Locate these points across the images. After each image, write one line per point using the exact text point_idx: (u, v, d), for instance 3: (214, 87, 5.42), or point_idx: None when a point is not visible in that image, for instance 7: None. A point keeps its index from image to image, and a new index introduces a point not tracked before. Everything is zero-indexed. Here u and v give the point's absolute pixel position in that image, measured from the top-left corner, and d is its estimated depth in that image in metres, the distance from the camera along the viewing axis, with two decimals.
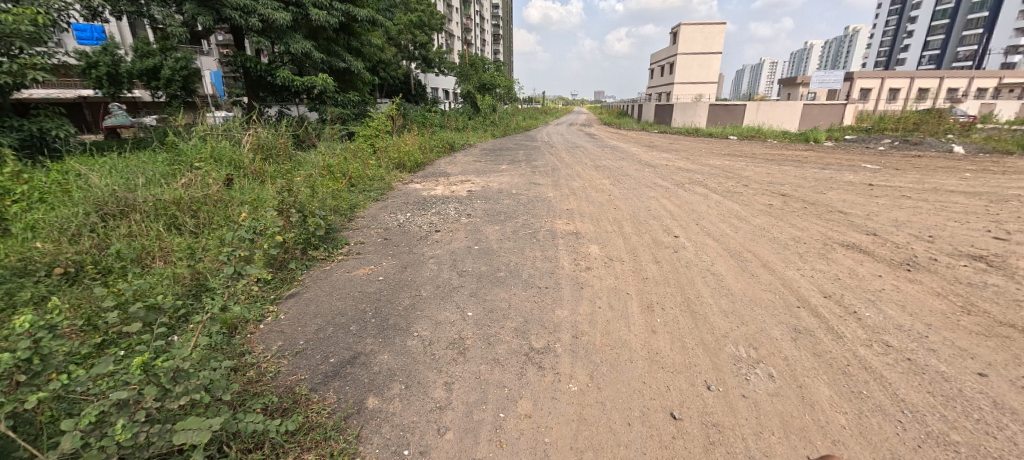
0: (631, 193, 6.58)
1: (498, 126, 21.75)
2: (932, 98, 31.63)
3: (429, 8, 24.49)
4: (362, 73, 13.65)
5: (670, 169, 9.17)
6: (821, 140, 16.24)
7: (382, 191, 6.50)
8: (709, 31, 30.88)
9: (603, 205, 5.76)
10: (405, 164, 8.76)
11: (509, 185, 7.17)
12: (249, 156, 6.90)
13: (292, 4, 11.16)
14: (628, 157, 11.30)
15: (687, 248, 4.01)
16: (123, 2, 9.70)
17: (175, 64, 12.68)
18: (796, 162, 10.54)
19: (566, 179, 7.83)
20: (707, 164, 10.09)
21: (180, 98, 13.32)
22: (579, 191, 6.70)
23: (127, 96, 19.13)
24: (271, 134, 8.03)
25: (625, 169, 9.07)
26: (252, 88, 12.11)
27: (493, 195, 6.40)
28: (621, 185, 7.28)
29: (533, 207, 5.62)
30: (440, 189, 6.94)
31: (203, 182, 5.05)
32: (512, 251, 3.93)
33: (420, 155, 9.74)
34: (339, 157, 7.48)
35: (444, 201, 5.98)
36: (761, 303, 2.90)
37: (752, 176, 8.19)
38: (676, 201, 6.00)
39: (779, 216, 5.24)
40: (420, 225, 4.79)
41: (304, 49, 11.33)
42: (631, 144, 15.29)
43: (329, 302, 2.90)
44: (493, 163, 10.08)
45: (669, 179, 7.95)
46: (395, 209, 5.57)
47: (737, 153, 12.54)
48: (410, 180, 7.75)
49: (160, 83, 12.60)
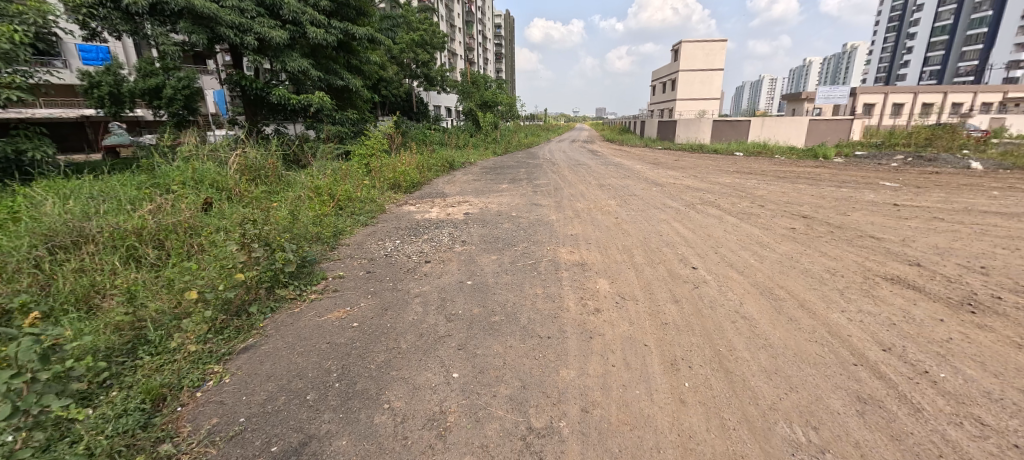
0: (640, 216, 6.13)
1: (500, 144, 21.50)
2: (937, 113, 31.31)
3: (430, 27, 24.55)
4: (361, 91, 13.42)
5: (679, 188, 8.73)
6: (831, 156, 15.82)
7: (372, 215, 6.06)
8: (710, 48, 30.93)
9: (610, 229, 5.31)
10: (400, 184, 8.37)
11: (510, 207, 6.74)
12: (234, 177, 6.52)
13: (289, 22, 11.00)
14: (633, 175, 10.86)
15: (708, 283, 3.52)
16: (116, 21, 9.55)
17: (179, 83, 12.22)
18: (810, 180, 10.09)
19: (570, 199, 7.40)
20: (716, 182, 9.64)
21: (180, 117, 12.98)
22: (583, 213, 6.27)
23: (128, 115, 19.04)
24: (260, 153, 7.67)
25: (632, 189, 8.64)
26: (249, 107, 11.88)
27: (492, 218, 5.96)
28: (628, 206, 6.84)
29: (534, 233, 5.17)
30: (435, 211, 6.52)
31: (173, 207, 4.63)
32: (510, 287, 3.45)
33: (417, 174, 9.37)
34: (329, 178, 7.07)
35: (438, 226, 5.54)
36: (809, 361, 2.40)
37: (767, 196, 7.73)
38: (690, 225, 5.54)
39: (805, 242, 4.76)
40: (409, 255, 4.33)
41: (301, 67, 11.12)
42: (635, 161, 14.92)
43: (288, 359, 2.42)
44: (493, 182, 9.69)
45: (679, 198, 7.51)
46: (383, 235, 5.12)
47: (746, 171, 12.09)
48: (405, 201, 7.35)
49: (162, 103, 12.37)
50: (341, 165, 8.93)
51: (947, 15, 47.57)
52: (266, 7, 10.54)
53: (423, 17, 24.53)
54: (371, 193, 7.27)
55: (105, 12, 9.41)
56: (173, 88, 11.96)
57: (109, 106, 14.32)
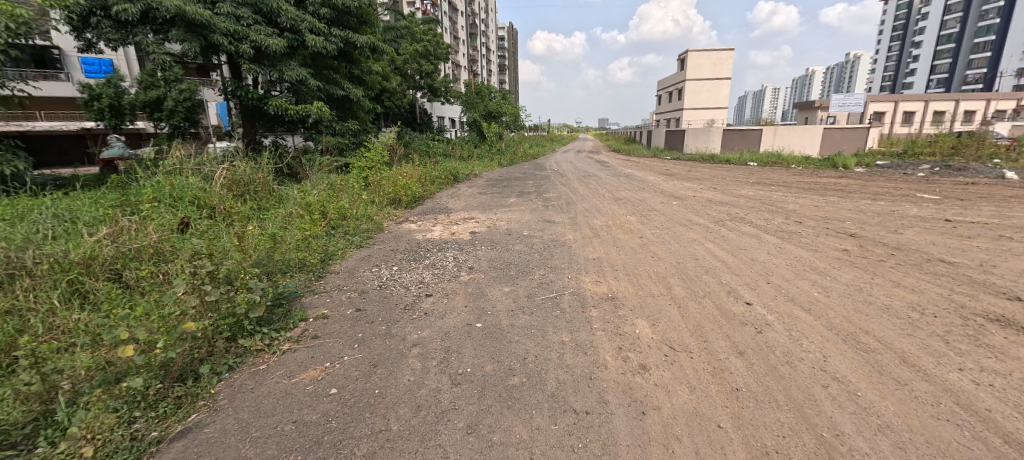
0: (667, 234, 5.50)
1: (505, 155, 20.98)
2: (950, 121, 30.57)
3: (434, 37, 24.18)
4: (362, 102, 12.94)
5: (702, 202, 8.08)
6: (851, 166, 15.12)
7: (369, 235, 5.46)
8: (718, 58, 30.50)
9: (637, 252, 4.67)
10: (401, 198, 7.78)
11: (520, 225, 6.13)
12: (218, 193, 5.96)
13: (287, 30, 10.55)
14: (648, 188, 10.22)
15: (774, 326, 2.87)
16: (106, 29, 9.08)
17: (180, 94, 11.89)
18: (838, 192, 9.41)
19: (586, 215, 6.79)
20: (739, 195, 8.98)
21: (184, 129, 12.64)
22: (603, 232, 5.63)
23: (127, 128, 18.75)
24: (250, 166, 7.13)
25: (650, 203, 8.00)
26: (247, 118, 11.44)
27: (501, 238, 5.33)
28: (650, 223, 6.22)
29: (549, 256, 4.55)
30: (437, 230, 5.91)
31: (138, 229, 4.05)
32: (530, 332, 2.81)
33: (419, 188, 8.79)
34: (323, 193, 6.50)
35: (442, 248, 4.92)
36: (952, 455, 1.74)
37: (801, 211, 7.05)
38: (726, 245, 4.89)
39: (868, 268, 4.10)
40: (408, 286, 3.70)
41: (299, 77, 10.62)
42: (646, 172, 14.27)
43: (236, 452, 1.79)
44: (500, 196, 9.09)
45: (704, 213, 6.87)
46: (380, 260, 4.49)
47: (767, 182, 11.41)
48: (405, 218, 6.75)
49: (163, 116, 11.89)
50: (338, 178, 8.38)
51: (954, 23, 47.07)
52: (263, 15, 10.11)
53: (427, 28, 24.24)
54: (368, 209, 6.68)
55: (96, 20, 8.99)
56: (172, 101, 11.56)
57: (108, 119, 13.93)
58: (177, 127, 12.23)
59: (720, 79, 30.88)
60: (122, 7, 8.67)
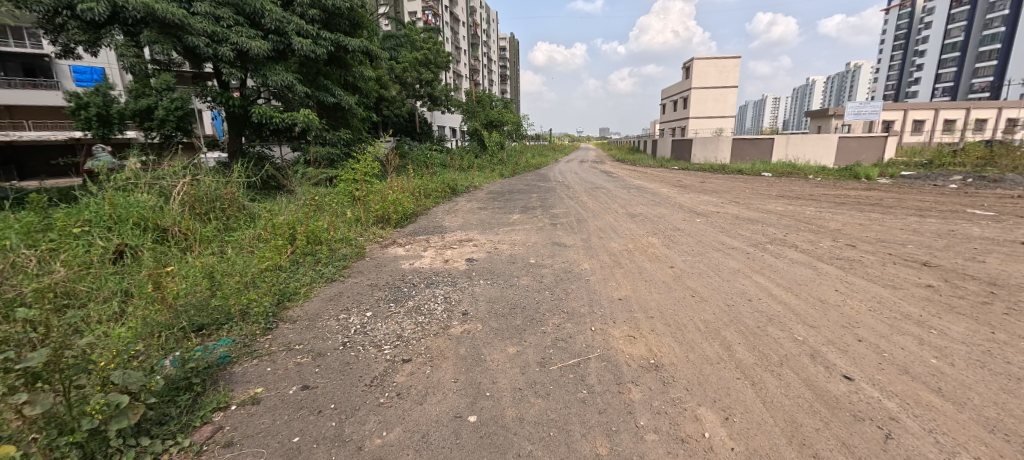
0: (701, 262, 4.60)
1: (506, 165, 20.16)
2: (963, 129, 29.65)
3: (434, 45, 23.42)
4: (355, 109, 12.14)
5: (728, 219, 7.19)
6: (874, 176, 14.24)
7: (345, 264, 4.56)
8: (723, 66, 29.84)
9: (672, 289, 3.77)
10: (391, 215, 6.87)
11: (526, 250, 5.24)
12: (173, 214, 5.12)
13: (272, 32, 9.77)
14: (663, 202, 9.32)
15: (906, 426, 1.96)
16: (73, 30, 8.23)
17: (171, 103, 10.88)
18: (876, 207, 8.50)
19: (600, 237, 5.91)
20: (767, 210, 8.07)
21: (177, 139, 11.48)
22: (624, 260, 4.75)
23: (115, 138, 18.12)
24: (215, 179, 6.26)
25: (671, 220, 7.10)
26: (232, 127, 10.68)
27: (504, 268, 4.44)
28: (676, 246, 5.32)
29: (565, 295, 3.65)
30: (428, 256, 5.02)
31: (34, 269, 3.16)
32: (548, 436, 1.90)
33: (413, 203, 7.92)
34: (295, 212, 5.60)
35: (432, 283, 4.02)
36: None
37: (846, 232, 6.15)
38: (781, 280, 3.99)
39: (976, 315, 3.17)
40: (381, 346, 2.78)
41: (284, 82, 9.82)
42: (657, 184, 13.39)
43: None
44: (502, 212, 8.21)
45: (736, 234, 5.98)
46: (352, 301, 3.57)
47: (791, 195, 10.52)
48: (393, 240, 5.86)
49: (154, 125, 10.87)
50: (321, 193, 7.52)
51: (959, 31, 46.46)
52: (245, 16, 9.36)
53: (427, 36, 23.61)
54: (348, 230, 5.78)
55: (62, 21, 8.22)
56: (163, 110, 10.66)
57: None
58: (167, 137, 11.24)
59: (727, 87, 30.16)
60: (89, 6, 7.88)
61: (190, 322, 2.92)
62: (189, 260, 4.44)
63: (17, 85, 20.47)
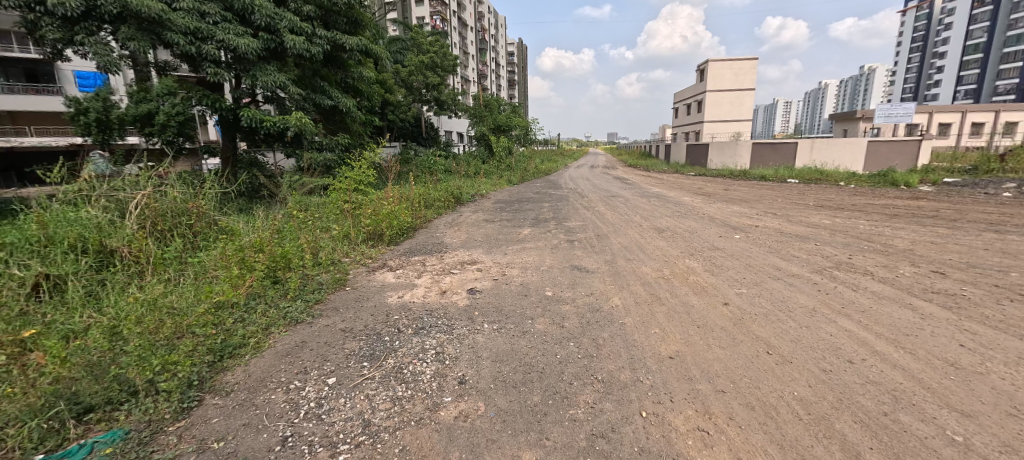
0: (762, 297, 3.66)
1: (515, 171, 19.37)
2: (992, 133, 28.24)
3: (440, 48, 22.72)
4: (353, 113, 11.41)
5: (772, 235, 6.22)
6: (914, 184, 13.13)
7: (316, 296, 3.71)
8: (739, 68, 28.81)
9: (740, 341, 2.84)
10: (383, 231, 6.01)
11: (540, 277, 4.33)
12: (122, 235, 4.35)
13: (263, 30, 9.03)
14: (690, 213, 8.38)
15: None
16: (47, 26, 7.48)
17: (173, 108, 9.88)
18: (936, 221, 7.47)
19: (628, 259, 5.00)
20: (812, 225, 7.08)
21: (178, 145, 10.55)
22: (663, 292, 3.83)
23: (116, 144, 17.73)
24: (181, 189, 5.46)
25: (706, 236, 6.14)
26: (223, 132, 10.02)
27: (516, 305, 3.55)
28: (722, 272, 4.39)
29: (598, 351, 2.73)
30: (421, 285, 4.16)
31: None
32: None
33: (411, 215, 7.08)
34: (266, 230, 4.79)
35: (422, 328, 3.13)
36: None
37: (921, 253, 5.16)
38: (879, 328, 3.04)
39: None
40: (335, 445, 1.91)
41: (275, 83, 9.08)
42: (678, 192, 12.44)
43: None
44: (510, 225, 7.33)
45: (790, 257, 5.02)
46: (314, 357, 2.70)
47: (830, 205, 9.50)
48: (384, 261, 5.02)
49: (155, 130, 9.92)
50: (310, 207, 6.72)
51: (981, 32, 44.88)
52: (234, 12, 8.63)
53: (434, 39, 22.98)
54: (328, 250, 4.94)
55: (34, 17, 7.50)
56: (164, 114, 9.76)
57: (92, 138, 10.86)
58: (169, 144, 10.32)
59: (743, 90, 29.11)
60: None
61: (74, 402, 2.07)
62: (128, 296, 3.64)
63: (19, 91, 20.16)
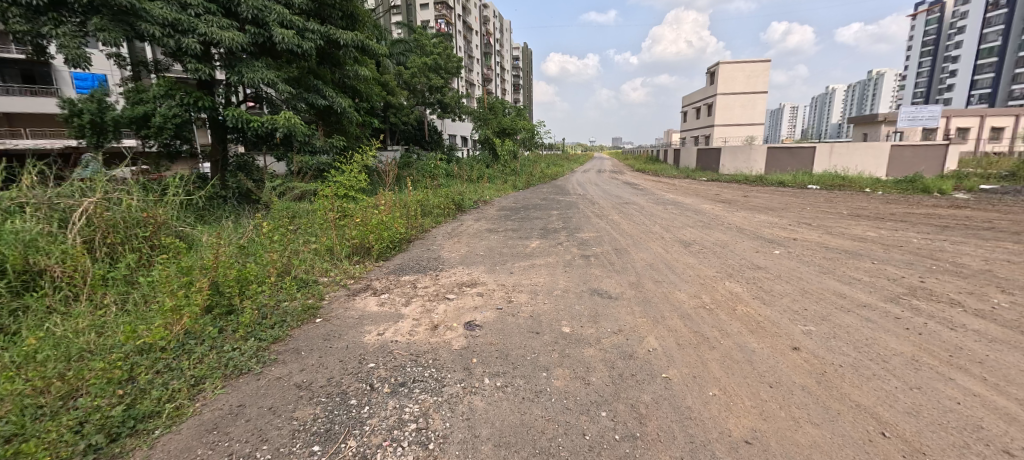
0: (839, 339, 2.87)
1: (520, 176, 18.72)
2: (1016, 139, 27.25)
3: (444, 50, 22.12)
4: (349, 114, 10.76)
5: (817, 250, 5.44)
6: (948, 191, 12.28)
7: (274, 332, 2.96)
8: (752, 70, 27.98)
9: (838, 414, 2.06)
10: (372, 244, 5.24)
11: (554, 305, 3.58)
12: (57, 253, 3.67)
13: (249, 23, 8.33)
14: (714, 223, 7.60)
15: None
16: (13, 18, 6.86)
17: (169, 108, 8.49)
18: (995, 233, 6.66)
19: (656, 280, 4.23)
20: (857, 238, 6.28)
21: (175, 148, 9.33)
22: (711, 329, 3.05)
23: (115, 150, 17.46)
24: (136, 195, 4.73)
25: (741, 252, 5.37)
26: (214, 134, 9.51)
27: (527, 348, 2.79)
28: (776, 300, 3.61)
29: (642, 430, 1.97)
30: (409, 314, 3.42)
31: None
32: None
33: (405, 225, 6.35)
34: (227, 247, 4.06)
35: (402, 384, 2.36)
36: None
37: (1004, 276, 4.35)
38: (1019, 392, 2.25)
39: None
40: None
41: (263, 80, 8.38)
42: (694, 198, 11.70)
43: None
44: (516, 236, 6.60)
45: (850, 280, 4.24)
46: (245, 435, 1.95)
47: (867, 214, 8.69)
48: (368, 281, 4.29)
49: (151, 133, 8.62)
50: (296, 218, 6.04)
51: (996, 36, 43.89)
52: (219, 3, 7.96)
53: (438, 41, 22.43)
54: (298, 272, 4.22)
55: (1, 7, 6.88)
56: (161, 117, 8.38)
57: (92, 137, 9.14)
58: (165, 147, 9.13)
59: (755, 93, 28.28)
60: None
61: None
62: (42, 331, 2.93)
63: (15, 92, 19.86)
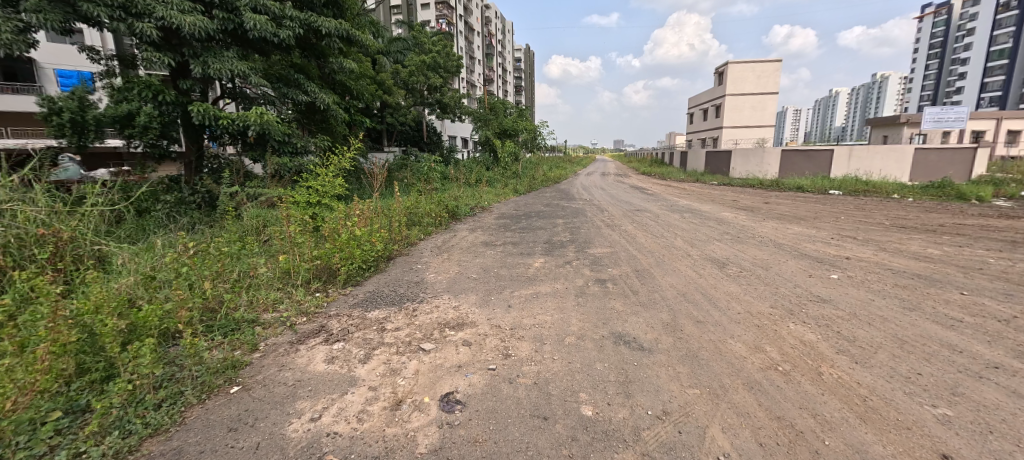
0: (1002, 437, 1.92)
1: (522, 179, 17.79)
2: None
3: (444, 48, 21.17)
4: (335, 111, 9.82)
5: (883, 275, 4.48)
6: (987, 197, 11.29)
7: (152, 421, 2.00)
8: (762, 70, 27.03)
9: None
10: (339, 267, 4.25)
11: (567, 364, 2.61)
12: None
13: (217, 7, 7.39)
14: (744, 235, 6.65)
15: None
16: None
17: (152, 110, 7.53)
18: None
19: (697, 319, 3.26)
20: (920, 257, 5.32)
21: (163, 149, 8.34)
22: (800, 413, 2.09)
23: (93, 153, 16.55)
24: (37, 206, 3.75)
25: (790, 276, 4.42)
26: (187, 134, 8.54)
27: (531, 453, 1.83)
28: (868, 358, 2.66)
29: None
30: (366, 376, 2.46)
31: None
32: None
33: (385, 239, 5.37)
34: (135, 279, 3.10)
35: None
36: None
37: None
38: None
39: None
40: None
41: (231, 72, 7.45)
42: (711, 205, 10.75)
43: None
44: (517, 251, 5.65)
45: (948, 321, 3.28)
46: None
47: (912, 225, 7.72)
48: (323, 319, 3.30)
49: (136, 132, 7.74)
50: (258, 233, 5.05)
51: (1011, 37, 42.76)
52: None
53: (438, 39, 21.48)
54: (232, 310, 3.27)
55: None
56: (146, 116, 7.52)
57: (70, 137, 7.73)
58: (152, 146, 8.13)
59: (766, 94, 27.30)
60: None
61: None
62: None
63: None
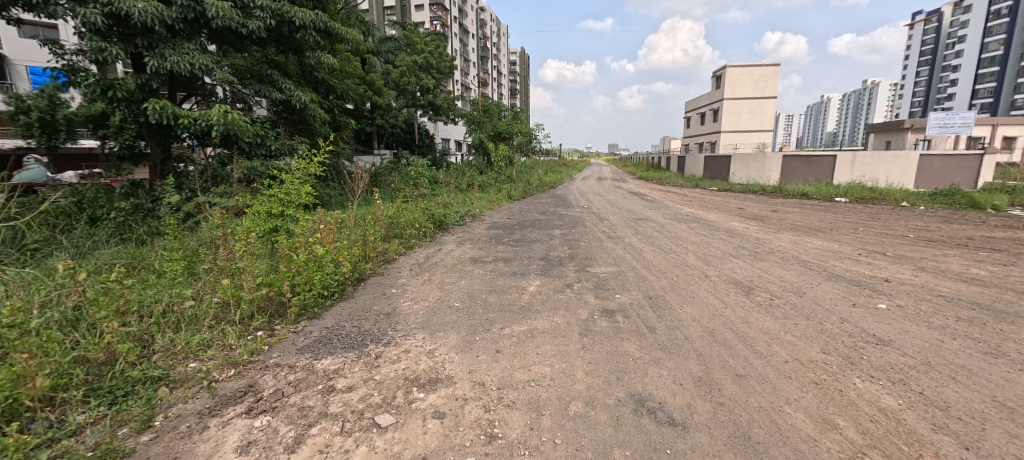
0: None
1: (516, 183, 17.07)
2: None
3: (437, 48, 20.38)
4: (314, 111, 9.06)
5: (938, 305, 3.81)
6: (1003, 206, 10.76)
7: None
8: (761, 74, 26.62)
9: None
10: (292, 298, 3.49)
11: (574, 455, 1.87)
12: None
13: None
14: (761, 250, 5.99)
15: None
16: None
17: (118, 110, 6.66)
18: None
19: (737, 373, 2.55)
20: (968, 279, 4.66)
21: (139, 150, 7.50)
22: None
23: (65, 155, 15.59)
24: None
25: (831, 305, 3.74)
26: (159, 136, 7.55)
27: None
28: (981, 442, 1.95)
29: None
30: None
31: None
32: None
33: (355, 258, 4.62)
34: None
35: None
36: None
37: None
38: None
39: None
40: None
41: (191, 65, 6.69)
42: (718, 213, 10.09)
43: None
44: (510, 270, 4.93)
45: None
46: None
47: (939, 238, 7.09)
48: (257, 374, 2.53)
49: (109, 134, 6.97)
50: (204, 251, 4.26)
51: None
52: None
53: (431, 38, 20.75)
54: (136, 364, 2.51)
55: None
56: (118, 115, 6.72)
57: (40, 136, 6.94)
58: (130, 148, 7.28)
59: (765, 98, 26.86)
60: None
61: None
62: None
63: None
